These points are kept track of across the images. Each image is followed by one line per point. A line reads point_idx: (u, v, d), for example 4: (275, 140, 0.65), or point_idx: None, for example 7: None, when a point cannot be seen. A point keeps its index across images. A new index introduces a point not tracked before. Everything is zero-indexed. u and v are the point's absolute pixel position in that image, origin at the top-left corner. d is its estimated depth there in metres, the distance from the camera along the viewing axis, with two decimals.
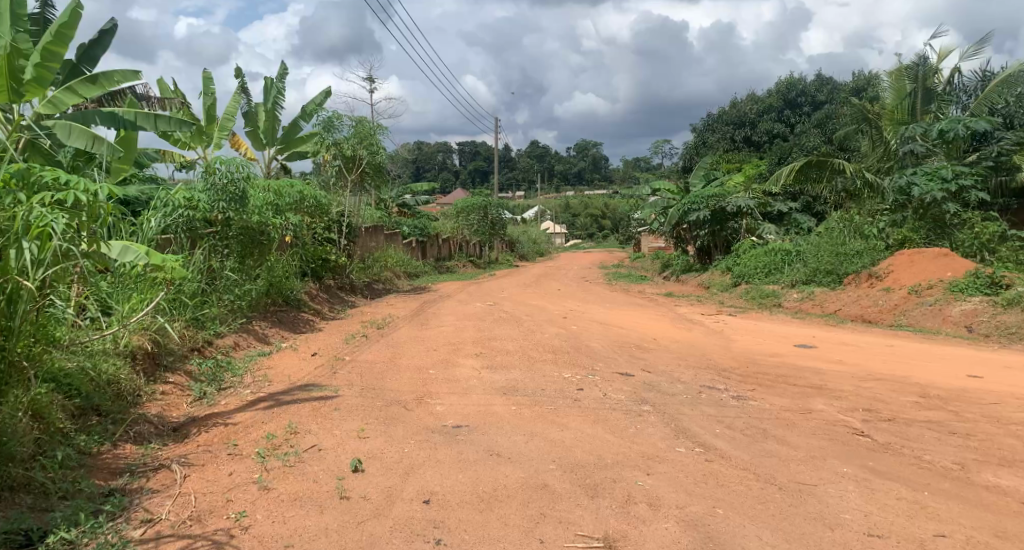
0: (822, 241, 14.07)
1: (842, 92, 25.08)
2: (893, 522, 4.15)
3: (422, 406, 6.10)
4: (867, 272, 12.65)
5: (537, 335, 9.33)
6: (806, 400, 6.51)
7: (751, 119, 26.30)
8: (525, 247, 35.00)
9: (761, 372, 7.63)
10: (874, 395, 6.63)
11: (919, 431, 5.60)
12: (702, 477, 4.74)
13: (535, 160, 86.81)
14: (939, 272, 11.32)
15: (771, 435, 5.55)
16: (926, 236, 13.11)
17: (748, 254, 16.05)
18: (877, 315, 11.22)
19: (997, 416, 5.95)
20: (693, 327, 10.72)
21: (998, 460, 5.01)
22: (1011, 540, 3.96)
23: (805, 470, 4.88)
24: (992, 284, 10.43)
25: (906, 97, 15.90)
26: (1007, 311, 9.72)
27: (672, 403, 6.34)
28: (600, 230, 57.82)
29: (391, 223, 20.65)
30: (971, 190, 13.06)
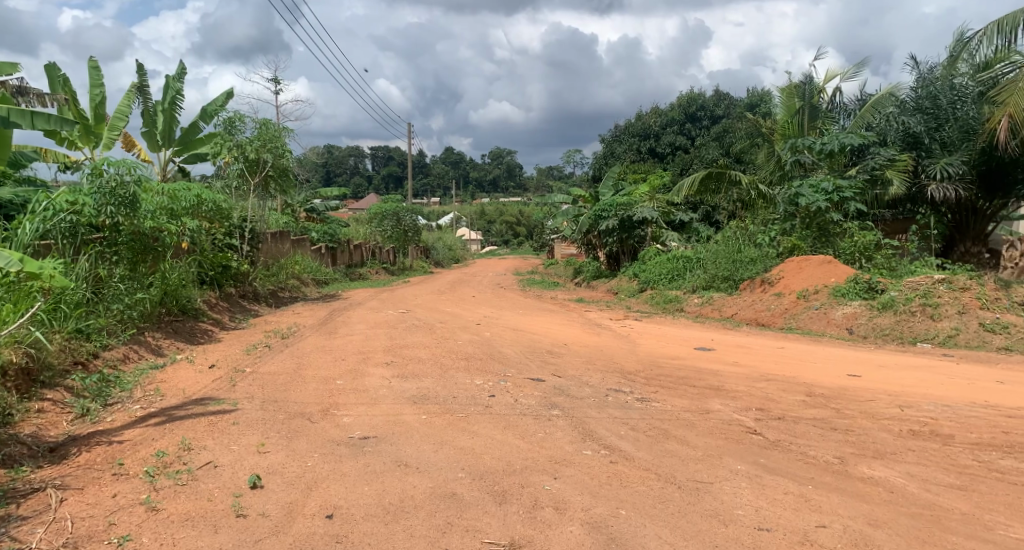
0: (720, 249, 14.77)
1: (739, 107, 26.45)
2: (781, 515, 4.39)
3: (327, 418, 5.96)
4: (760, 278, 13.34)
5: (449, 342, 9.30)
6: (705, 401, 6.78)
7: (656, 131, 27.31)
8: (440, 253, 34.80)
9: (664, 374, 7.90)
10: (766, 395, 6.99)
11: (804, 429, 5.95)
12: (607, 479, 4.86)
13: (448, 167, 86.61)
14: (824, 278, 12.11)
15: (672, 435, 5.75)
16: (811, 243, 14.09)
17: (653, 261, 16.64)
18: (769, 319, 11.85)
19: (873, 412, 6.40)
20: (601, 332, 10.98)
21: (872, 452, 5.40)
22: (882, 528, 4.24)
23: (702, 468, 5.08)
24: (869, 289, 11.23)
25: (795, 114, 17.22)
26: (881, 314, 10.50)
27: (580, 407, 6.48)
28: (515, 237, 58.23)
29: (299, 229, 20.11)
30: (851, 201, 14.02)
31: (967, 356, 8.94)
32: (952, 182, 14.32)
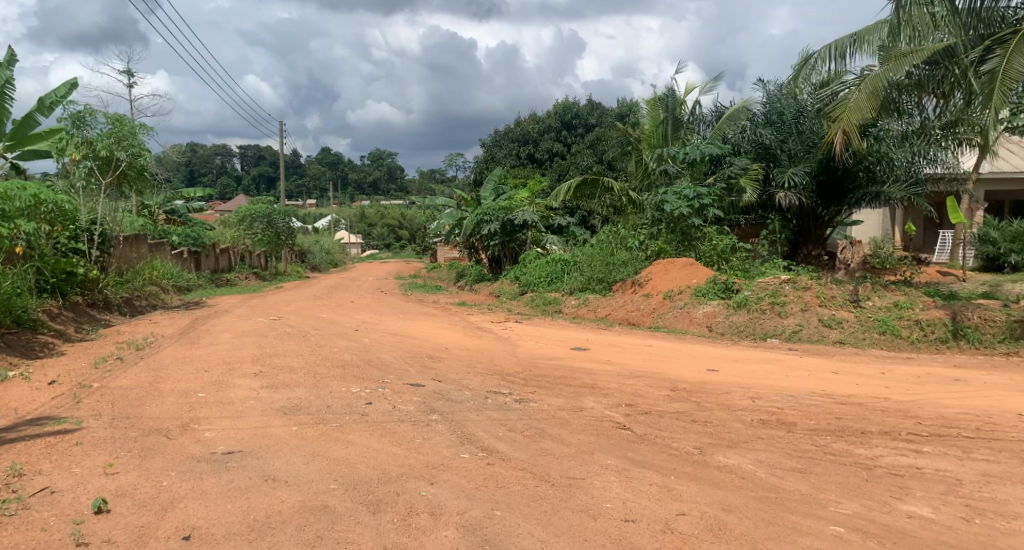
0: (594, 252, 15.31)
1: (611, 116, 27.50)
2: (645, 506, 4.58)
3: (187, 434, 5.60)
4: (631, 280, 13.92)
5: (324, 349, 9.01)
6: (579, 399, 6.97)
7: (533, 137, 27.93)
8: (318, 257, 33.71)
9: (541, 375, 8.06)
10: (634, 391, 7.30)
11: (669, 422, 6.26)
12: (483, 481, 4.88)
13: (325, 169, 84.14)
14: (688, 279, 12.84)
15: (547, 434, 5.87)
16: (676, 246, 14.91)
17: (533, 264, 16.98)
18: (638, 318, 12.38)
19: (728, 404, 6.85)
20: (481, 335, 11.05)
21: (727, 442, 5.76)
22: (735, 512, 4.52)
23: (575, 465, 5.22)
24: (726, 290, 12.01)
25: (660, 125, 18.18)
26: (737, 312, 11.28)
27: (459, 410, 6.46)
28: (397, 240, 57.43)
29: (157, 232, 18.80)
30: (710, 207, 14.97)
31: (811, 349, 9.76)
32: (796, 191, 15.69)
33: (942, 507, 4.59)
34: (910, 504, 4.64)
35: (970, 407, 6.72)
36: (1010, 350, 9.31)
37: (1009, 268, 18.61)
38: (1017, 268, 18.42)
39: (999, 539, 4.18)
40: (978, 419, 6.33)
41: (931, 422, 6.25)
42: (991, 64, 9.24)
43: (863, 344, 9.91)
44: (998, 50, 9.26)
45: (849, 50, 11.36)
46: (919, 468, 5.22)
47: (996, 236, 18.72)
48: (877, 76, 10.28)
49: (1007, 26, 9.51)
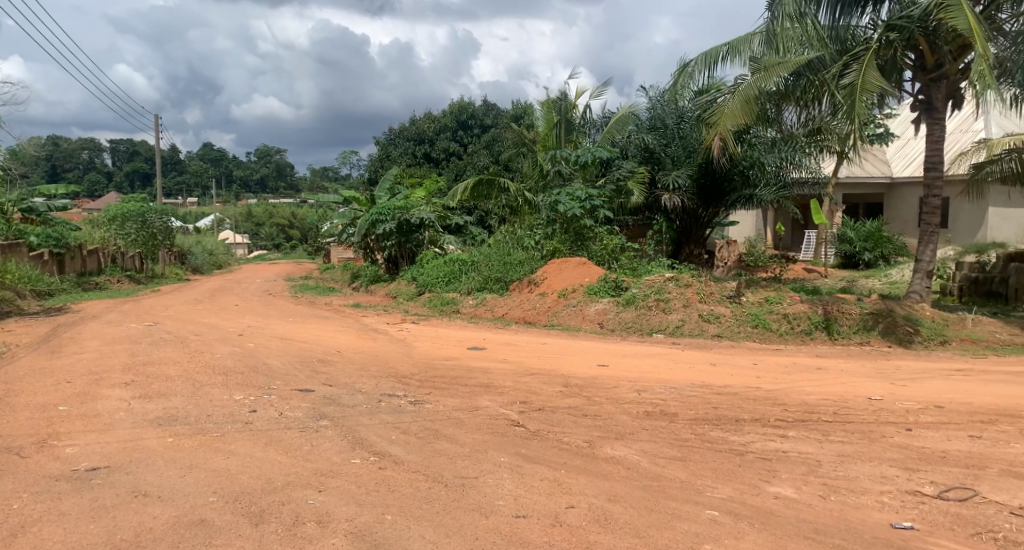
0: (491, 252, 15.44)
1: (506, 117, 27.76)
2: (536, 501, 4.66)
3: (46, 451, 5.16)
4: (527, 279, 14.11)
5: (206, 356, 8.55)
6: (474, 398, 6.99)
7: (429, 136, 27.75)
8: (201, 259, 31.93)
9: (436, 375, 8.02)
10: (528, 388, 7.41)
11: (561, 417, 6.39)
12: (373, 486, 4.80)
13: (208, 165, 79.88)
14: (581, 277, 13.20)
15: (441, 435, 5.85)
16: (570, 246, 15.28)
17: (430, 264, 16.87)
18: (534, 316, 12.54)
19: (617, 397, 7.08)
20: (376, 337, 10.86)
21: (615, 434, 5.96)
22: (621, 502, 4.68)
23: (468, 464, 5.23)
24: (616, 288, 12.42)
25: (554, 127, 18.54)
26: (626, 309, 11.68)
27: (350, 415, 6.33)
28: (288, 240, 55.32)
29: (11, 233, 17.19)
30: (601, 208, 15.47)
31: (694, 343, 10.24)
32: (680, 193, 16.69)
33: (804, 486, 4.95)
34: (777, 486, 4.97)
35: (830, 393, 7.29)
36: (864, 340, 10.18)
37: (863, 265, 20.35)
38: (870, 265, 20.19)
39: (853, 513, 4.55)
40: (837, 404, 6.88)
41: (796, 408, 6.73)
42: (850, 76, 10.00)
43: (739, 337, 10.54)
44: (855, 64, 10.10)
45: (723, 59, 12.01)
46: (786, 451, 5.61)
47: (852, 235, 20.41)
48: (750, 85, 10.86)
49: (861, 41, 10.61)
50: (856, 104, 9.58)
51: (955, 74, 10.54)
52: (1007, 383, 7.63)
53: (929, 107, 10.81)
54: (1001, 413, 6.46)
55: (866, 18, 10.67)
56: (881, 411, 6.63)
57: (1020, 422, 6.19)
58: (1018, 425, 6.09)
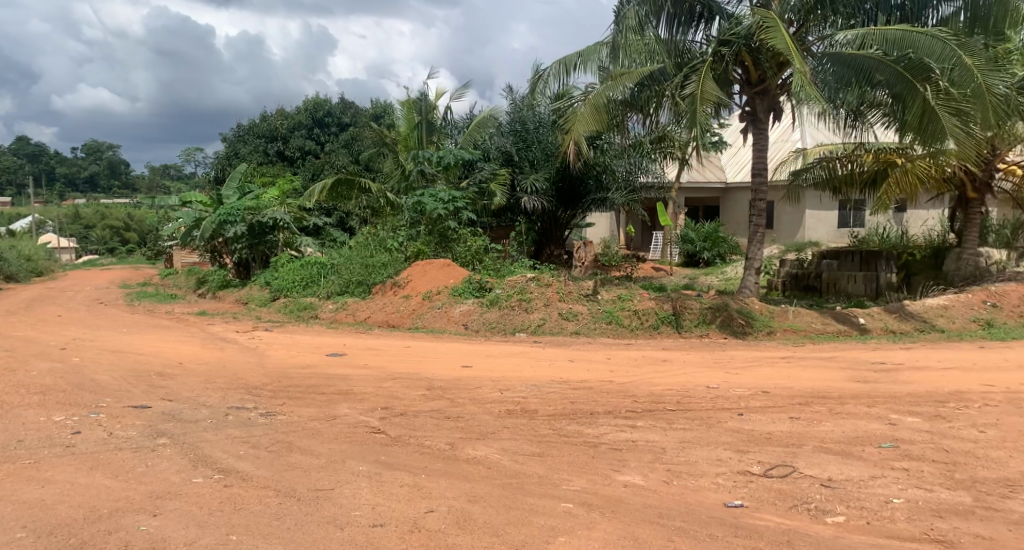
0: (352, 255, 15.07)
1: (364, 116, 27.19)
2: (393, 508, 4.59)
3: None
4: (390, 282, 13.86)
5: (20, 375, 7.67)
6: (331, 407, 6.79)
7: (282, 134, 26.56)
8: (17, 267, 28.55)
9: (291, 384, 7.70)
10: (390, 393, 7.30)
11: (422, 421, 6.36)
12: (218, 505, 4.54)
13: (25, 161, 71.61)
14: (443, 279, 13.20)
15: (295, 447, 5.63)
16: (434, 247, 15.17)
17: (285, 268, 16.15)
18: (397, 320, 12.33)
19: (479, 398, 7.15)
20: (225, 346, 10.24)
21: (476, 434, 6.01)
22: (480, 502, 4.73)
23: (323, 475, 5.07)
24: (480, 289, 12.54)
25: (415, 127, 18.42)
26: (489, 309, 11.82)
27: (193, 431, 5.93)
28: (123, 244, 50.72)
29: None
30: (464, 210, 15.58)
31: (553, 341, 10.55)
32: (538, 195, 17.07)
33: (650, 473, 5.24)
34: (627, 474, 5.24)
35: (674, 384, 7.78)
36: (704, 333, 10.96)
37: (703, 263, 21.90)
38: (709, 263, 21.75)
39: (693, 495, 4.88)
40: (682, 393, 7.35)
41: (645, 399, 7.12)
42: (690, 87, 10.68)
43: (594, 333, 11.01)
44: (694, 75, 10.81)
45: (575, 65, 12.43)
46: (635, 441, 5.92)
47: (693, 236, 21.89)
48: (600, 92, 11.34)
49: (697, 55, 11.44)
50: (696, 112, 10.25)
51: (775, 89, 11.58)
52: (823, 368, 8.52)
53: (754, 119, 11.81)
54: (818, 395, 7.20)
55: (700, 34, 11.54)
56: (717, 398, 7.18)
57: (831, 402, 6.93)
58: (830, 405, 6.83)
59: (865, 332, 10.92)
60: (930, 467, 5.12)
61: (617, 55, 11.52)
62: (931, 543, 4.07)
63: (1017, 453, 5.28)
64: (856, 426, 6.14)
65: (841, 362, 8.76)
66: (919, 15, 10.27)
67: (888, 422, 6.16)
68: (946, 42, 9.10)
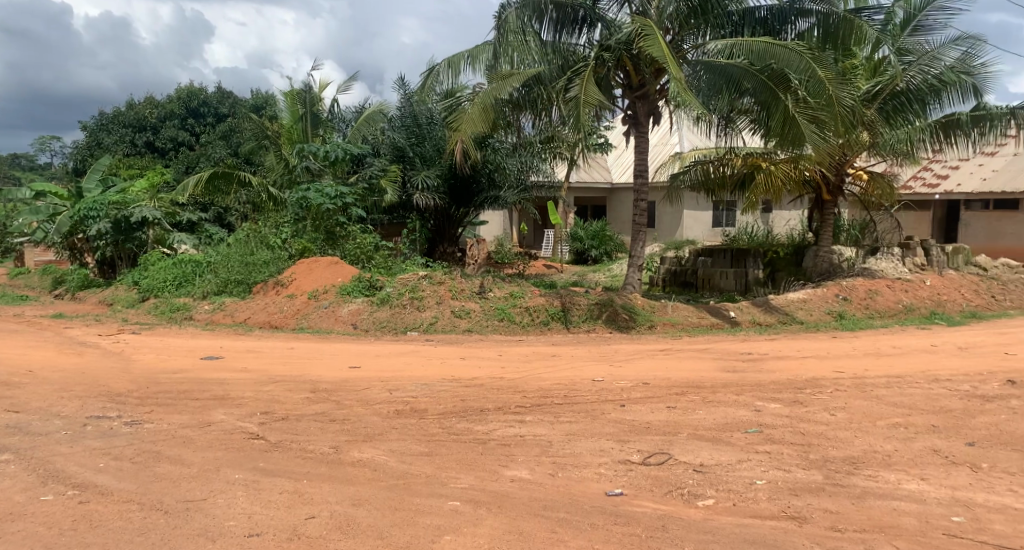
0: (230, 253, 14.39)
1: (244, 107, 25.98)
2: (271, 516, 4.43)
3: None
4: (273, 281, 13.34)
5: None
6: (206, 413, 6.46)
7: (152, 124, 24.98)
8: None
9: (161, 391, 7.25)
10: (271, 397, 7.03)
11: (305, 425, 6.17)
12: (71, 524, 4.21)
13: None
14: (330, 278, 12.87)
15: (163, 457, 5.31)
16: (320, 245, 14.83)
17: (156, 267, 15.17)
18: (280, 320, 11.88)
19: (366, 398, 7.03)
20: (85, 351, 9.50)
21: (362, 437, 5.90)
22: (364, 505, 4.64)
23: (195, 486, 4.82)
24: (369, 287, 12.31)
25: (300, 120, 17.84)
26: (379, 308, 11.62)
27: (44, 445, 5.47)
28: None
29: None
30: (353, 207, 15.23)
31: (445, 339, 10.53)
32: (430, 192, 16.92)
33: (536, 467, 5.35)
34: (514, 469, 5.32)
35: (561, 378, 7.96)
36: (591, 328, 11.29)
37: (591, 261, 22.56)
38: (597, 260, 22.44)
39: (576, 486, 5.02)
40: (568, 387, 7.54)
41: (534, 394, 7.25)
42: (573, 90, 10.95)
43: (486, 331, 11.08)
44: (576, 79, 11.07)
45: (464, 63, 12.46)
46: (523, 435, 6.01)
47: (582, 234, 22.49)
48: (488, 92, 11.39)
49: (579, 58, 11.72)
50: (580, 115, 10.49)
51: (654, 94, 12.06)
52: (699, 359, 9.00)
53: (635, 121, 12.26)
54: (693, 385, 7.60)
55: (584, 38, 11.88)
56: (601, 390, 7.43)
57: (704, 391, 7.34)
58: (703, 394, 7.22)
59: (735, 324, 11.63)
60: (789, 449, 5.53)
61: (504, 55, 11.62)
62: (788, 519, 4.40)
63: (862, 432, 5.79)
64: (726, 413, 6.52)
65: (714, 353, 9.29)
66: (779, 29, 11.12)
67: (755, 409, 6.59)
68: (802, 56, 9.78)
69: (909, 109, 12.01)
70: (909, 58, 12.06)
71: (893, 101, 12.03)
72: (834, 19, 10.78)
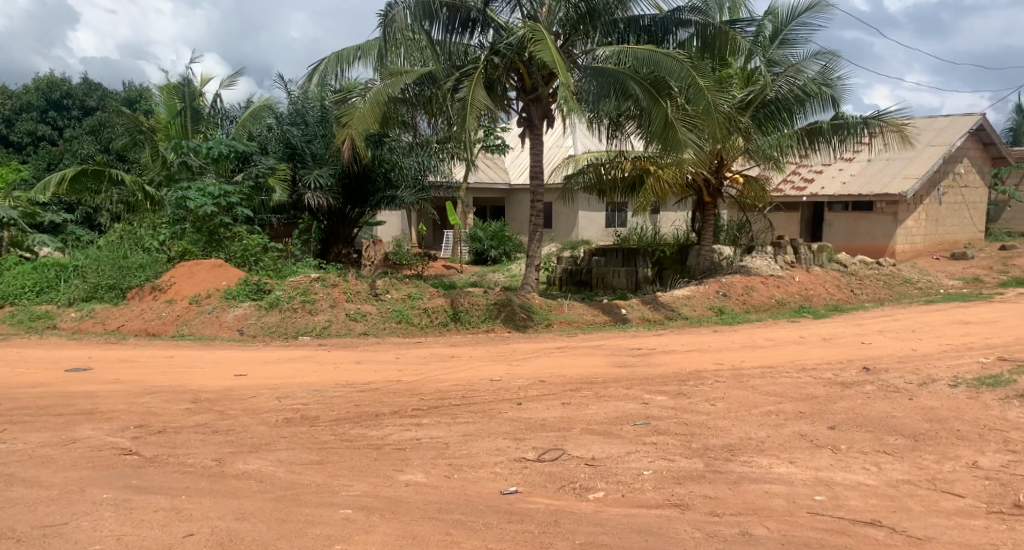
0: (100, 255, 13.44)
1: (115, 99, 24.34)
2: (144, 537, 4.17)
3: None
4: (149, 286, 12.56)
5: None
6: (70, 429, 6.00)
7: (6, 116, 23.09)
8: None
9: (17, 407, 6.67)
10: (146, 409, 6.62)
11: (185, 437, 5.85)
12: None
13: None
14: (214, 282, 12.27)
15: (18, 480, 4.89)
16: (202, 247, 14.10)
17: (13, 271, 13.90)
18: (158, 327, 11.21)
19: (253, 407, 6.75)
20: None
21: (248, 447, 5.66)
22: (247, 519, 4.45)
23: (56, 509, 4.47)
24: (257, 291, 11.83)
25: (178, 114, 16.91)
26: (268, 313, 11.19)
27: None
28: None
29: None
30: (238, 206, 14.57)
31: (339, 343, 10.28)
32: (322, 191, 16.39)
33: (431, 470, 5.31)
34: (409, 473, 5.26)
35: (459, 379, 7.95)
36: (490, 327, 11.35)
37: (491, 261, 22.71)
38: (496, 261, 22.62)
39: (471, 487, 5.04)
40: (465, 388, 7.54)
41: (431, 396, 7.21)
42: (463, 92, 10.97)
43: (383, 333, 10.90)
44: (467, 80, 11.11)
45: (354, 60, 12.24)
46: (418, 439, 5.96)
47: (481, 235, 22.60)
48: (379, 90, 11.21)
49: (471, 59, 11.79)
50: (471, 116, 10.53)
51: (547, 98, 12.28)
52: (591, 355, 9.26)
53: (529, 124, 12.41)
54: (586, 381, 7.80)
55: (475, 40, 11.97)
56: (499, 390, 7.48)
57: (597, 387, 7.54)
58: (596, 390, 7.42)
59: (626, 321, 12.04)
60: (674, 440, 5.78)
61: (394, 53, 11.48)
62: (671, 507, 4.59)
63: (739, 421, 6.14)
64: (616, 407, 6.73)
65: (607, 350, 9.57)
66: (662, 38, 11.59)
67: (643, 402, 6.84)
68: (681, 63, 10.32)
69: (778, 117, 12.88)
70: (777, 70, 12.94)
71: (763, 109, 12.86)
72: (711, 30, 11.38)
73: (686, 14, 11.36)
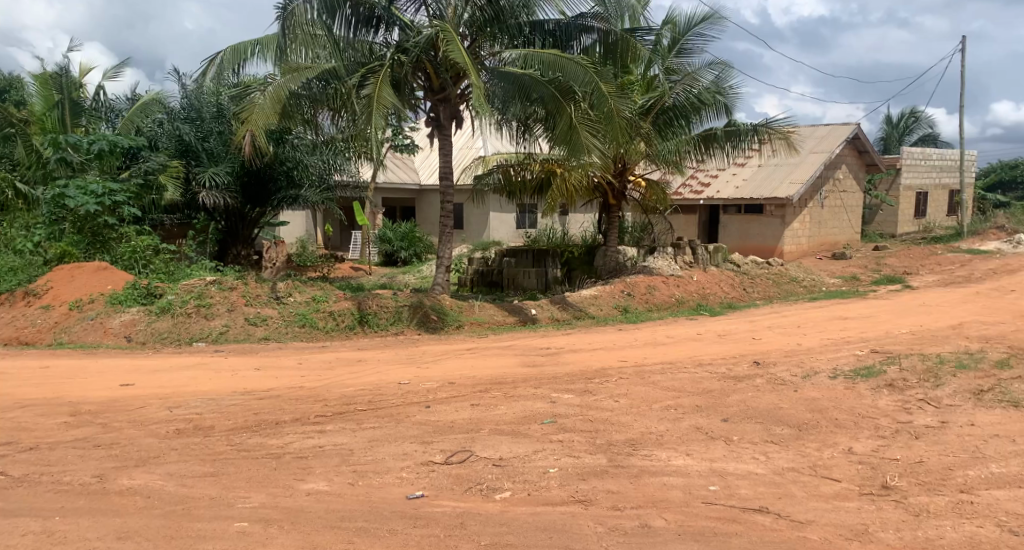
0: None
1: None
2: None
3: None
4: (23, 290, 11.63)
5: None
6: None
7: None
8: None
9: None
10: (17, 425, 6.12)
11: (61, 454, 5.44)
12: None
13: None
14: (98, 286, 11.50)
15: None
16: (84, 248, 13.20)
17: None
18: (33, 336, 10.43)
19: (140, 419, 6.36)
20: None
21: (134, 462, 5.33)
22: (130, 538, 4.19)
23: None
24: (147, 295, 11.17)
25: (55, 107, 15.74)
26: (159, 318, 10.59)
27: None
28: None
29: None
30: (125, 205, 13.68)
31: (237, 349, 9.86)
32: (219, 190, 15.64)
33: (334, 478, 5.17)
34: (311, 482, 5.10)
35: (365, 384, 7.79)
36: (399, 330, 11.19)
37: (401, 263, 22.46)
38: (406, 262, 22.38)
39: (376, 493, 4.94)
40: (371, 393, 7.39)
41: (335, 402, 7.02)
42: (367, 90, 10.75)
43: (285, 337, 10.53)
44: (370, 78, 10.89)
45: (251, 55, 11.78)
46: (321, 446, 5.79)
47: (391, 236, 22.29)
48: (280, 85, 10.86)
49: (376, 57, 11.60)
50: (374, 116, 10.35)
51: (455, 98, 12.23)
52: (499, 356, 9.29)
53: (438, 125, 12.33)
54: (494, 381, 7.82)
55: (380, 38, 11.80)
56: (406, 393, 7.38)
57: (505, 387, 7.56)
58: (504, 390, 7.44)
59: (536, 320, 12.19)
60: (579, 437, 5.87)
61: (294, 48, 11.13)
62: (575, 504, 4.67)
63: (640, 416, 6.32)
64: (523, 407, 6.77)
65: (515, 350, 9.62)
66: (567, 44, 11.83)
67: (549, 401, 6.91)
68: (585, 69, 10.55)
69: (676, 123, 13.42)
70: (675, 78, 13.47)
71: (663, 116, 13.41)
72: (613, 37, 11.85)
73: (590, 20, 11.64)
